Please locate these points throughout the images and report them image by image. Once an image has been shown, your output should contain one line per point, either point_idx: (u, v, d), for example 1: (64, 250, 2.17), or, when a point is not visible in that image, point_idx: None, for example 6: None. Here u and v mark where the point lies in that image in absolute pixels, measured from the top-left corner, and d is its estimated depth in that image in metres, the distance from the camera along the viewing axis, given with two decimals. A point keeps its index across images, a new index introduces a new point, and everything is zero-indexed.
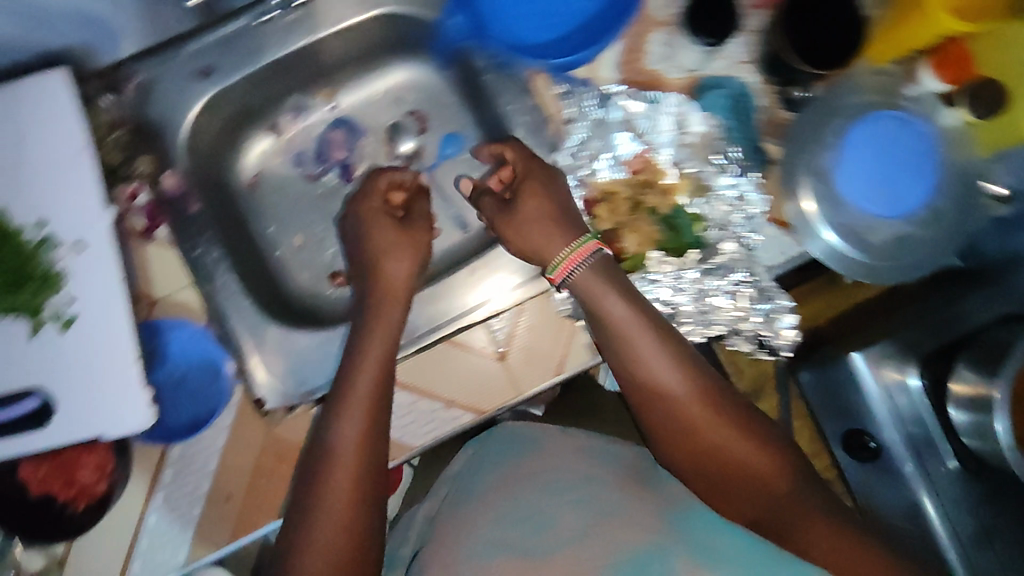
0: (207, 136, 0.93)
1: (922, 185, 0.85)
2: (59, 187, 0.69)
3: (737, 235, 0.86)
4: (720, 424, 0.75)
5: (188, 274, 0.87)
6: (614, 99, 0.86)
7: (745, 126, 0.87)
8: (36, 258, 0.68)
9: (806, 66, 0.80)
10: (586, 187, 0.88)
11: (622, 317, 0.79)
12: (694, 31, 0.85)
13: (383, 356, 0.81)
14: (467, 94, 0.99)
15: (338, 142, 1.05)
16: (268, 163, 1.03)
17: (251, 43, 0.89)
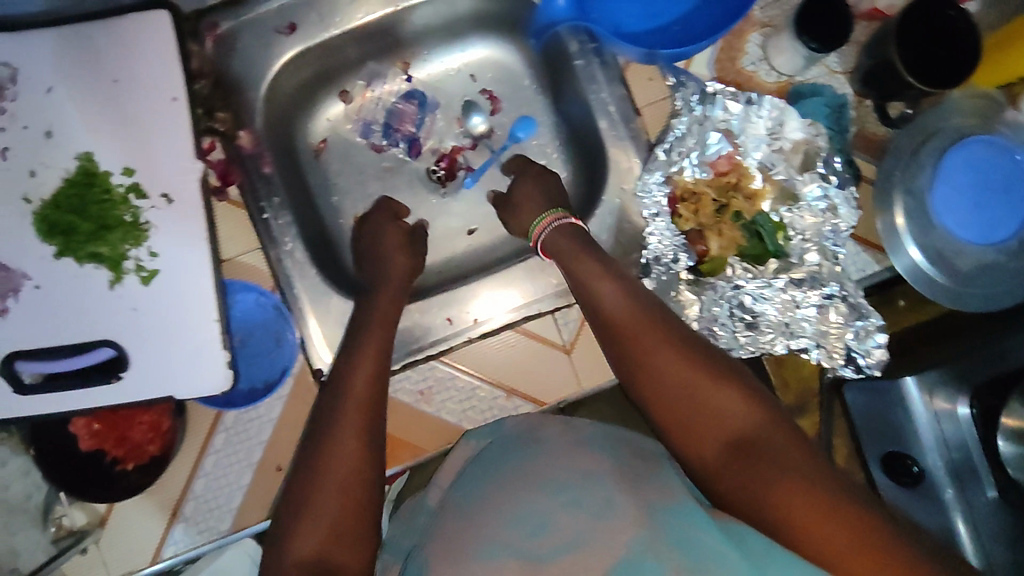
0: (284, 95, 0.90)
1: (1016, 212, 0.83)
2: (149, 131, 0.66)
3: (823, 247, 0.83)
4: (688, 364, 0.66)
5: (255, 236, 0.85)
6: (715, 96, 0.83)
7: (842, 136, 0.85)
8: (124, 204, 0.65)
9: (916, 80, 0.78)
10: (674, 184, 0.86)
11: (587, 264, 0.77)
12: (800, 37, 0.81)
13: (387, 319, 0.79)
14: (550, 77, 0.96)
15: (408, 114, 1.00)
16: (337, 131, 0.99)
17: (340, 3, 0.87)
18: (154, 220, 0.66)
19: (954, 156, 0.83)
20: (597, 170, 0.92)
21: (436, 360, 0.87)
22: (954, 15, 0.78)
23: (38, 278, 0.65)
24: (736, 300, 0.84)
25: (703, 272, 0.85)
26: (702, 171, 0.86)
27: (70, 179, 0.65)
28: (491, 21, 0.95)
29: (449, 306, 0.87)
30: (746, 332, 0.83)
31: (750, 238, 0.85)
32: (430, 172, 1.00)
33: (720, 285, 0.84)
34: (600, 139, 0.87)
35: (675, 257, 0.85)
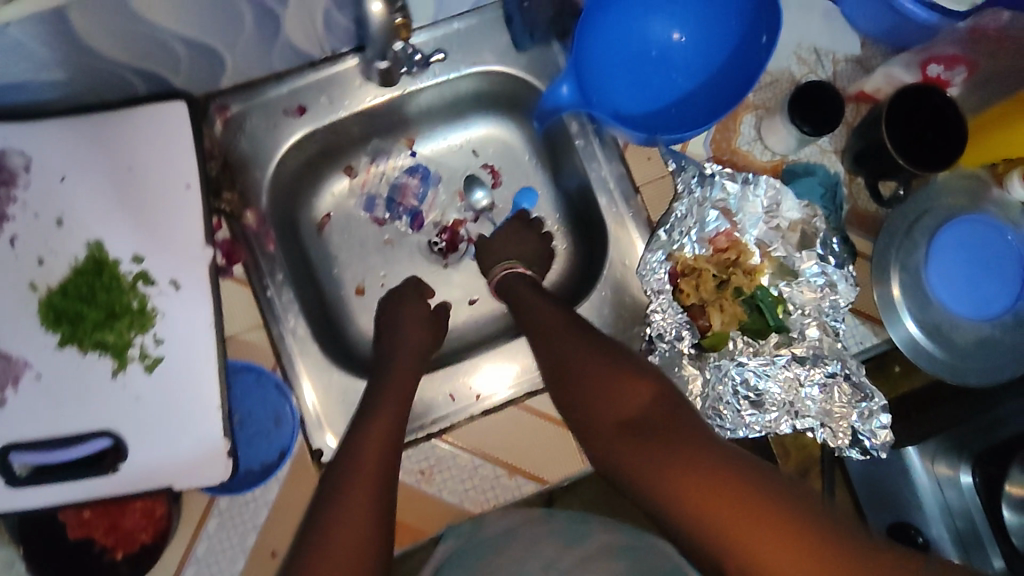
0: (290, 173, 0.92)
1: (1008, 288, 0.86)
2: (162, 217, 0.68)
3: (823, 323, 0.84)
4: (598, 360, 0.74)
5: (257, 314, 0.85)
6: (714, 178, 0.86)
7: (835, 214, 0.88)
8: (131, 291, 0.67)
9: (906, 163, 0.81)
10: (676, 260, 0.87)
11: (523, 288, 0.88)
12: (795, 122, 0.84)
13: (400, 395, 0.77)
14: (550, 153, 0.99)
15: (410, 188, 1.01)
16: (340, 205, 1.00)
17: (348, 87, 0.89)
18: (161, 307, 0.67)
19: (944, 233, 0.86)
20: (598, 245, 0.93)
21: (437, 438, 0.86)
22: (942, 103, 0.81)
23: (40, 367, 0.65)
24: (740, 377, 0.84)
25: (706, 347, 0.84)
26: (702, 247, 0.88)
27: (78, 267, 0.67)
28: (494, 101, 0.98)
29: (452, 380, 0.87)
30: (751, 411, 0.83)
31: (752, 314, 0.85)
32: (431, 245, 1.01)
33: (723, 361, 0.84)
34: (599, 217, 0.91)
35: (679, 333, 0.86)
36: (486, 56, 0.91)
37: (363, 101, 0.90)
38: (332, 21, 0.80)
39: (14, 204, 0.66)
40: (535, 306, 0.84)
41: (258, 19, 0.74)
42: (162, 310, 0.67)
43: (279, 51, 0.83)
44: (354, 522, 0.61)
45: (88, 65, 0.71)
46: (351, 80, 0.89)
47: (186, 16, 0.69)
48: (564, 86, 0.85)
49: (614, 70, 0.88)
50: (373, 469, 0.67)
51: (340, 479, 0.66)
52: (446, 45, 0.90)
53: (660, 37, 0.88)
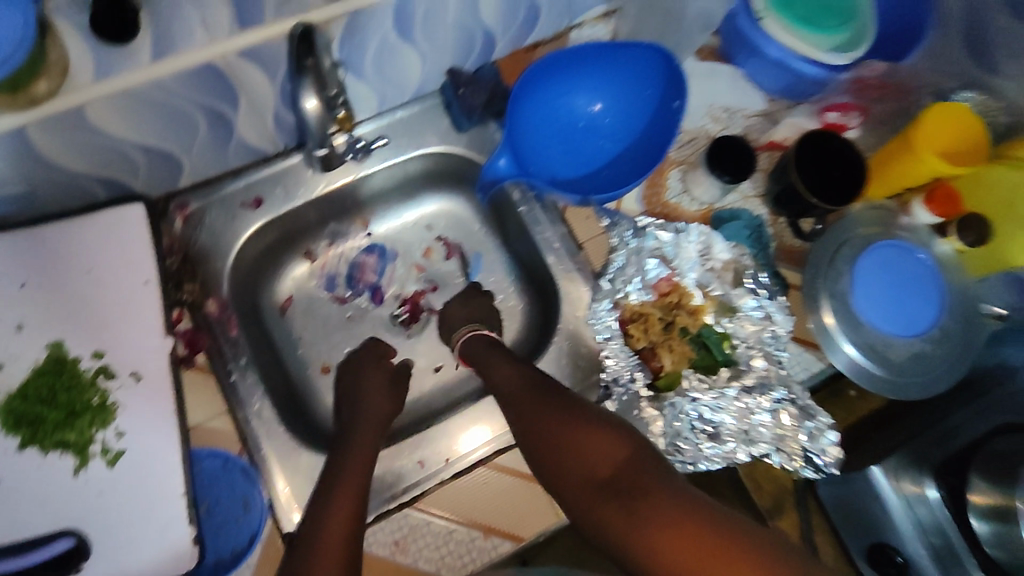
0: (250, 259, 0.96)
1: (930, 304, 0.92)
2: (122, 313, 0.71)
3: (767, 353, 0.89)
4: (571, 419, 0.77)
5: (222, 400, 0.86)
6: (647, 230, 0.93)
7: (763, 252, 0.95)
8: (92, 387, 0.69)
9: (817, 200, 0.89)
10: (622, 307, 0.92)
11: (490, 355, 0.90)
12: (718, 174, 0.92)
13: (365, 456, 0.79)
14: (498, 221, 1.05)
15: (370, 265, 1.06)
16: (304, 288, 1.03)
17: (300, 177, 0.94)
18: (121, 398, 0.69)
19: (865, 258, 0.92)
20: (551, 302, 0.98)
21: (410, 506, 0.87)
22: (839, 145, 0.90)
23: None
24: (695, 412, 0.87)
25: (661, 388, 0.88)
26: (647, 293, 0.93)
27: (39, 368, 0.68)
28: (443, 178, 1.05)
29: (420, 447, 0.89)
30: (710, 444, 0.85)
31: (700, 352, 0.90)
32: (394, 318, 1.05)
33: (677, 400, 0.87)
34: (549, 277, 0.96)
35: (632, 376, 0.89)
36: (429, 138, 0.98)
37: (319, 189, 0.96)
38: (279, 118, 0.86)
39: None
40: (502, 373, 0.86)
41: (208, 122, 0.80)
42: (123, 400, 0.69)
43: (234, 149, 0.89)
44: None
45: (48, 177, 0.75)
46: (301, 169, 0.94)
47: (140, 127, 0.75)
48: (502, 158, 0.92)
49: (546, 140, 0.96)
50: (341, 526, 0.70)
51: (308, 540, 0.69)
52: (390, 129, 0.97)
53: (586, 106, 0.95)
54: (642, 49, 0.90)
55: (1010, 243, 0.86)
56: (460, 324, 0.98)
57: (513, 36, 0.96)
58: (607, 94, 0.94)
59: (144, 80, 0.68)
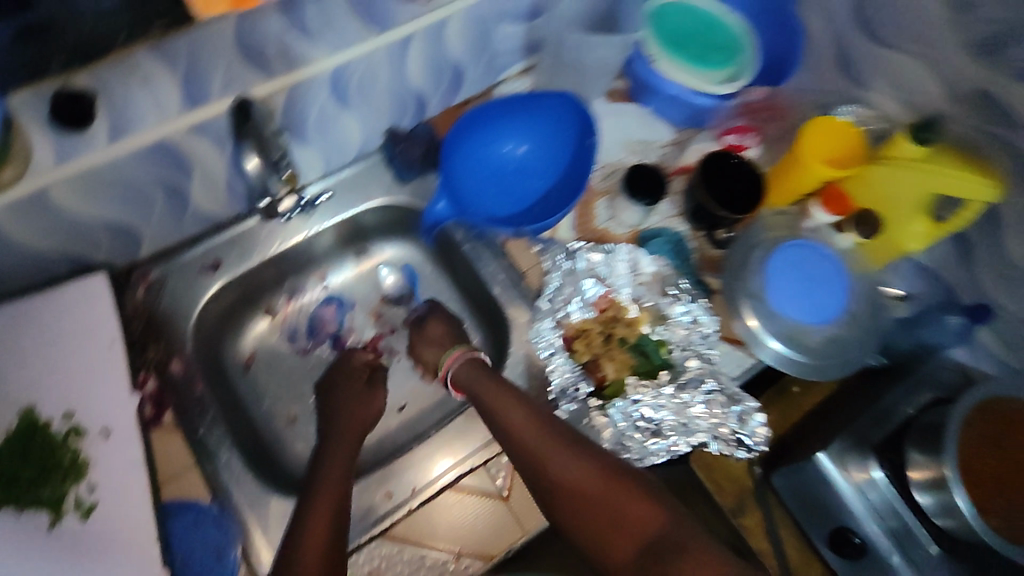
0: (211, 320, 1.01)
1: (838, 294, 1.01)
2: (91, 376, 0.76)
3: (699, 353, 0.97)
4: (595, 475, 0.83)
5: (191, 455, 0.89)
6: (579, 252, 1.01)
7: (685, 265, 1.06)
8: (64, 446, 0.72)
9: (723, 211, 0.99)
10: (564, 325, 0.99)
11: (502, 403, 0.88)
12: (637, 199, 1.02)
13: (336, 479, 0.84)
14: (445, 262, 1.13)
15: (329, 315, 1.12)
16: (266, 343, 1.08)
17: (254, 238, 1.01)
18: (93, 454, 0.73)
19: (777, 257, 1.01)
20: (500, 331, 1.05)
21: (380, 537, 0.90)
22: (737, 162, 1.03)
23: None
24: (637, 413, 0.94)
25: (608, 396, 0.95)
26: (587, 310, 1.00)
27: (12, 433, 0.72)
28: (390, 228, 1.13)
29: (387, 480, 0.93)
30: (654, 441, 0.92)
31: (641, 358, 0.98)
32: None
33: (622, 404, 0.94)
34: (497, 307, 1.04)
35: (578, 387, 0.96)
36: (372, 192, 1.06)
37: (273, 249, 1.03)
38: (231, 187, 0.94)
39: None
40: (517, 423, 0.86)
41: (163, 194, 0.87)
42: (95, 456, 0.73)
43: (190, 219, 0.96)
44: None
45: (15, 257, 0.81)
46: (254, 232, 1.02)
47: (100, 203, 0.82)
48: (441, 202, 1.02)
49: (479, 180, 1.04)
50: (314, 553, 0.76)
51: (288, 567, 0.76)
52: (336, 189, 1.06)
53: (512, 150, 1.04)
54: (558, 98, 1.00)
55: (901, 231, 0.95)
56: (459, 364, 0.95)
57: (443, 94, 1.07)
58: (531, 137, 1.04)
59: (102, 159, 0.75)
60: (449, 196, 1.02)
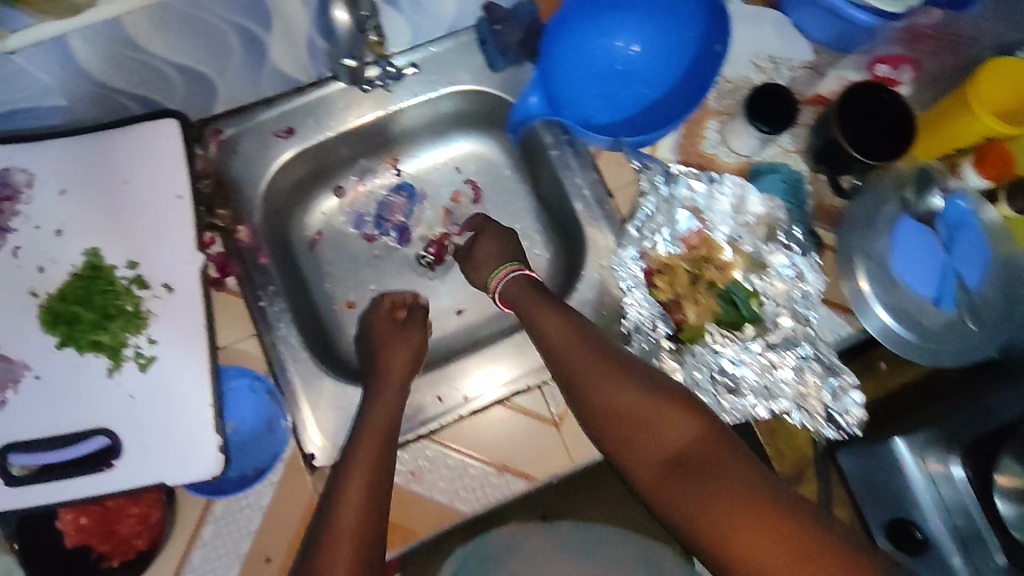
0: (275, 201, 0.72)
1: (972, 269, 0.66)
2: (154, 226, 0.54)
3: (797, 313, 0.66)
4: (685, 477, 0.50)
5: (320, 300, 0.76)
6: (680, 176, 0.67)
7: (798, 209, 0.69)
8: (126, 293, 0.52)
9: (862, 157, 0.63)
10: (644, 254, 0.68)
11: (542, 310, 0.62)
12: (752, 122, 0.65)
13: (395, 401, 0.62)
14: (532, 170, 0.78)
15: (398, 205, 0.80)
16: (333, 226, 0.79)
17: None
18: (157, 308, 0.53)
19: (960, 198, 0.66)
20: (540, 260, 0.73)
21: (427, 438, 0.67)
22: (887, 96, 0.63)
23: (40, 367, 0.51)
24: (731, 360, 0.65)
25: (683, 340, 0.66)
26: (674, 242, 0.69)
27: (77, 273, 0.53)
28: None
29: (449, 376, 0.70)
30: (729, 397, 0.64)
31: (722, 306, 0.67)
32: (418, 258, 0.80)
33: (703, 352, 0.65)
34: (592, 229, 0.70)
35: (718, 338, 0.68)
36: None
37: (410, 96, 0.72)
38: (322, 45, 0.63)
39: (16, 215, 0.53)
40: (608, 388, 0.56)
41: (239, 39, 0.57)
42: (159, 311, 0.53)
43: None
44: (359, 488, 0.54)
45: None
46: (338, 100, 0.70)
47: (161, 42, 0.53)
48: (534, 95, 0.66)
49: None
50: (384, 424, 0.60)
51: (313, 550, 0.51)
52: (444, 59, 0.71)
53: (619, 47, 0.68)
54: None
55: None
56: (514, 287, 0.66)
57: None
58: (645, 30, 0.67)
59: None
60: (544, 86, 0.66)
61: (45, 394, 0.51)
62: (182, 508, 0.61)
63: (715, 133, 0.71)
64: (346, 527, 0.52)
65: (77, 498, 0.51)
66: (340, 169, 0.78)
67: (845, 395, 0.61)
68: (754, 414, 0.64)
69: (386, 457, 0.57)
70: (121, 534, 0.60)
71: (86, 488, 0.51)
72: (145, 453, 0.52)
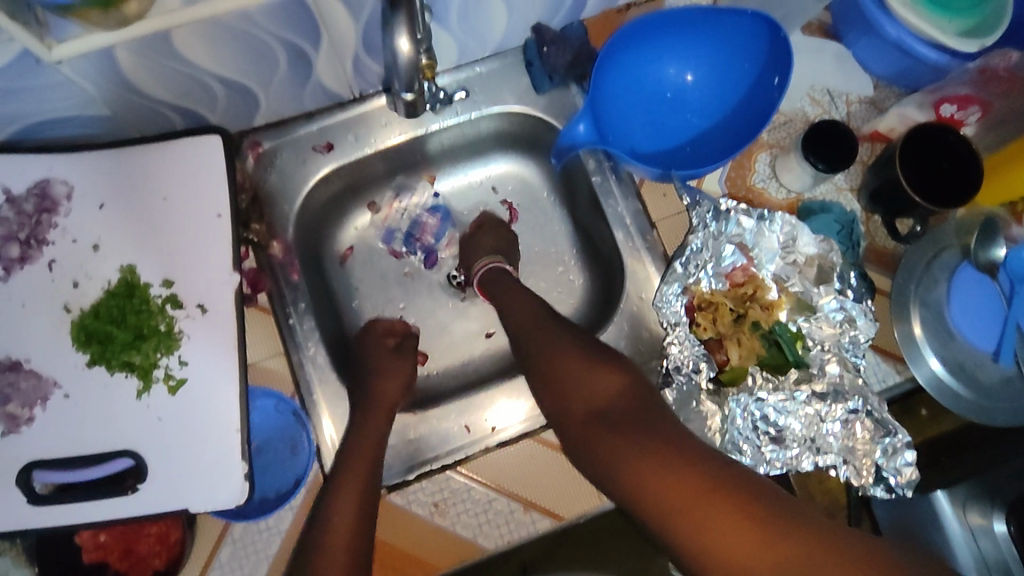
0: (309, 216, 0.70)
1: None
2: (191, 243, 0.54)
3: (845, 361, 0.63)
4: (606, 427, 0.54)
5: (348, 318, 0.74)
6: (729, 214, 0.65)
7: (853, 251, 0.66)
8: (160, 312, 0.53)
9: (926, 204, 0.60)
10: (688, 290, 0.66)
11: (511, 288, 0.69)
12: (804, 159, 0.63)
13: (381, 423, 0.61)
14: (571, 195, 0.76)
15: (428, 226, 0.79)
16: (366, 241, 0.77)
17: None
18: (190, 328, 0.53)
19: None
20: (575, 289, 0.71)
21: (453, 468, 0.65)
22: (955, 139, 0.60)
23: (69, 385, 0.51)
24: (773, 406, 0.63)
25: (724, 382, 0.64)
26: (719, 279, 0.66)
27: (111, 290, 0.53)
28: None
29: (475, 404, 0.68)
30: (771, 447, 0.62)
31: (767, 349, 0.64)
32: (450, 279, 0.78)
33: (744, 399, 0.63)
34: (631, 260, 0.68)
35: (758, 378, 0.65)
36: None
37: (452, 115, 0.70)
38: (366, 63, 0.61)
39: (54, 229, 0.53)
40: (556, 347, 0.61)
41: (287, 55, 0.56)
42: (191, 331, 0.53)
43: None
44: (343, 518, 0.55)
45: None
46: (380, 115, 0.69)
47: (206, 58, 0.52)
48: (583, 123, 0.63)
49: None
50: (369, 445, 0.59)
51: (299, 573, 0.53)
52: (487, 80, 0.70)
53: (672, 75, 0.66)
54: (747, 19, 0.61)
55: None
56: (491, 275, 0.71)
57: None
58: (700, 58, 0.65)
59: (231, 7, 0.46)
60: (593, 114, 0.63)
61: (78, 413, 0.51)
62: (200, 526, 0.60)
63: (765, 167, 0.69)
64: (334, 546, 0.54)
65: (101, 518, 0.51)
66: (376, 185, 0.76)
67: (896, 455, 0.58)
68: (798, 465, 0.61)
69: (371, 482, 0.58)
70: (139, 552, 0.59)
71: (110, 509, 0.51)
72: (171, 477, 0.52)
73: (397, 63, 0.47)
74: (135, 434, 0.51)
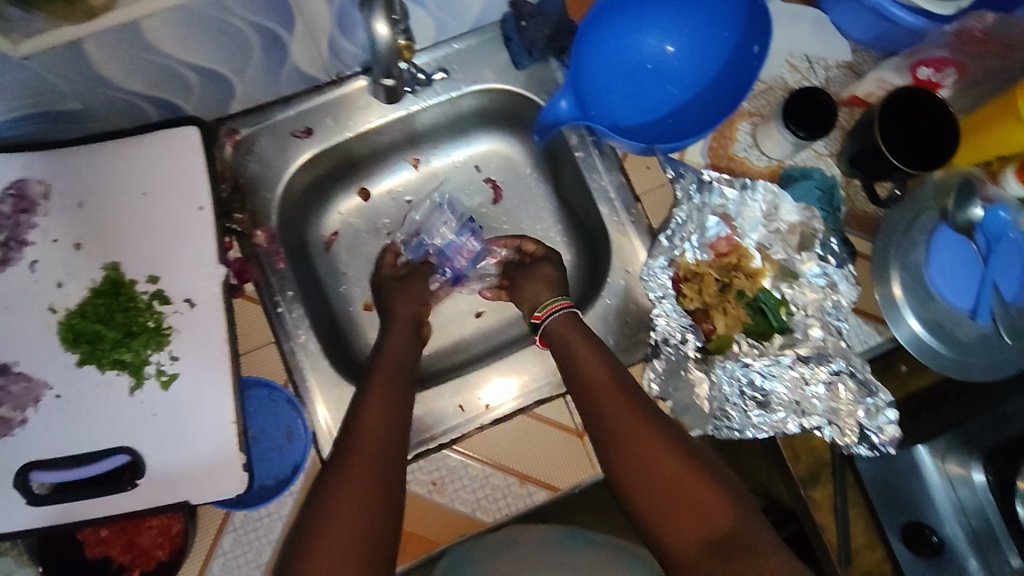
0: (291, 202, 0.70)
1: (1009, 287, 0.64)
2: (175, 238, 0.54)
3: (827, 325, 0.64)
4: (725, 561, 0.46)
5: (338, 303, 0.74)
6: (712, 184, 0.65)
7: (833, 216, 0.67)
8: (148, 309, 0.53)
9: (905, 168, 0.60)
10: (673, 261, 0.67)
11: (581, 347, 0.60)
12: (786, 124, 0.63)
13: (383, 412, 0.56)
14: (555, 171, 0.76)
15: (467, 249, 0.76)
16: (350, 225, 0.77)
17: None
18: (179, 323, 0.53)
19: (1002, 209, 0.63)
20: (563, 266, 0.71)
21: (449, 447, 0.66)
22: (935, 101, 0.61)
23: (61, 386, 0.51)
24: (758, 372, 0.64)
25: (710, 352, 0.66)
26: (702, 250, 0.67)
27: (97, 289, 0.53)
28: None
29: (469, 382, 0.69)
30: (757, 412, 0.63)
31: (752, 317, 0.66)
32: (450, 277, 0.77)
33: (729, 367, 0.64)
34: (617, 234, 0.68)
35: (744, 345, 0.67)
36: None
37: (431, 95, 0.69)
38: (342, 45, 0.60)
39: (32, 229, 0.52)
40: (637, 435, 0.54)
41: (262, 40, 0.55)
42: (181, 326, 0.53)
43: None
44: (359, 488, 0.50)
45: None
46: (359, 98, 0.68)
47: (177, 48, 0.51)
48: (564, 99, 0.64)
49: None
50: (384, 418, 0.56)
51: (303, 539, 0.47)
52: (467, 58, 0.69)
53: (652, 46, 0.65)
54: None
55: None
56: (556, 324, 0.63)
57: None
58: (680, 27, 0.64)
59: None
60: (574, 90, 0.64)
61: (70, 412, 0.51)
62: (201, 517, 0.61)
63: (747, 135, 0.69)
64: (338, 518, 0.48)
65: (104, 513, 0.51)
66: (359, 169, 0.75)
67: (879, 413, 0.60)
68: (784, 429, 0.63)
69: (389, 453, 0.53)
70: (141, 545, 0.60)
71: (111, 504, 0.51)
72: (168, 471, 0.52)
73: (378, 48, 0.46)
74: (129, 430, 0.52)
